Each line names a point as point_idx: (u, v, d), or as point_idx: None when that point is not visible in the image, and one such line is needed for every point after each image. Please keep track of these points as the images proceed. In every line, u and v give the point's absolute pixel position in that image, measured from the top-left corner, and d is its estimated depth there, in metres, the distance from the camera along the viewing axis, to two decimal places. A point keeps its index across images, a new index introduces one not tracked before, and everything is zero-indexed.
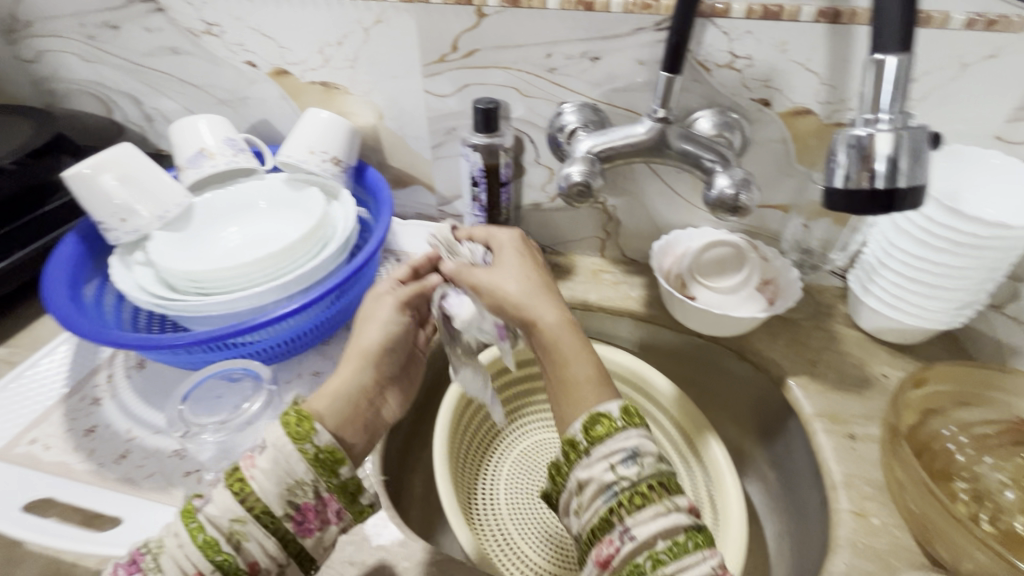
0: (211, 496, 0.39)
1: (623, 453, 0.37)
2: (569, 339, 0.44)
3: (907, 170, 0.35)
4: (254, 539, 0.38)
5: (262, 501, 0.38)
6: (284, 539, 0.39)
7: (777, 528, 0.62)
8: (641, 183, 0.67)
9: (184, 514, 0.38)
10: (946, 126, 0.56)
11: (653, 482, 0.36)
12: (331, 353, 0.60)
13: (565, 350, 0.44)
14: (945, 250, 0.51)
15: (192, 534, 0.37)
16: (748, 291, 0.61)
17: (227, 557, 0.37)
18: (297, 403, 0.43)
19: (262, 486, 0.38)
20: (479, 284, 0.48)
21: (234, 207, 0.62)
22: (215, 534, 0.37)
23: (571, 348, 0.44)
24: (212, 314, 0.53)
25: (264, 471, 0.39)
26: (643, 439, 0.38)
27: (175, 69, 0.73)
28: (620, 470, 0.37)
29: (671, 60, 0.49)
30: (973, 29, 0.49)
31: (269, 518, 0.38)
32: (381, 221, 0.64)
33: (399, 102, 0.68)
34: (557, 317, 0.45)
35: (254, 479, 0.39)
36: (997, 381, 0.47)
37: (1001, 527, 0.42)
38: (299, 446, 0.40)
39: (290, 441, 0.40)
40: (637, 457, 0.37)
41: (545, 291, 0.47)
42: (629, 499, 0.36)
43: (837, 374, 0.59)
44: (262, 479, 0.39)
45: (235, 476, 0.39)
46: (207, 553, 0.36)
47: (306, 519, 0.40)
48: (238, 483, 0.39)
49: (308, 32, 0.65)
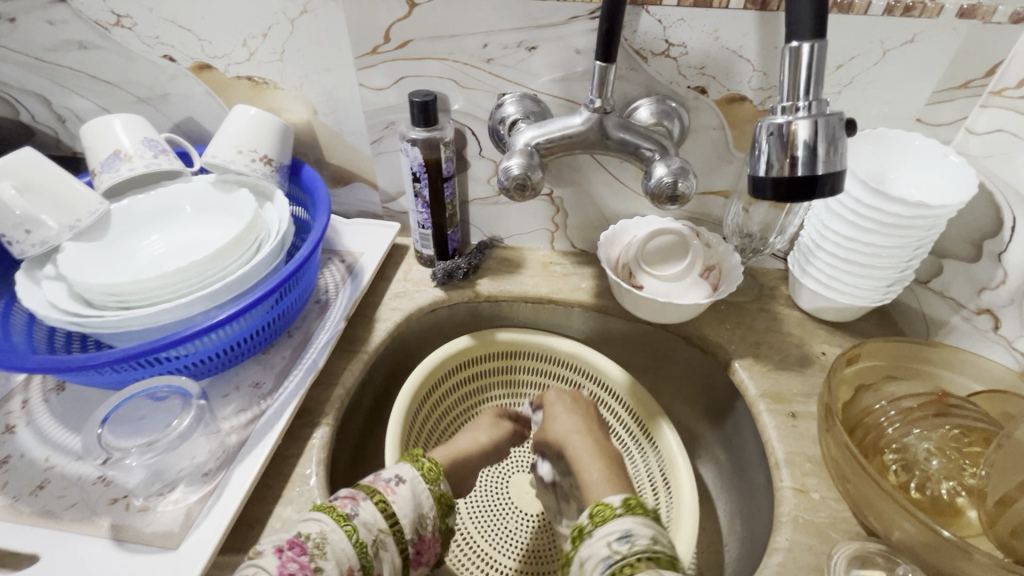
0: (358, 504, 0.44)
1: (618, 532, 0.41)
2: (587, 454, 0.52)
3: (824, 156, 0.35)
4: (389, 549, 0.44)
5: (401, 520, 0.45)
6: (401, 556, 0.45)
7: (728, 506, 0.64)
8: (585, 173, 0.66)
9: (333, 516, 0.42)
10: (871, 110, 0.57)
11: (641, 555, 0.38)
12: (270, 363, 0.57)
13: (580, 457, 0.53)
14: (873, 231, 0.53)
15: (348, 532, 0.42)
16: (692, 278, 0.62)
17: (368, 561, 0.42)
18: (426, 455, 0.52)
19: (400, 509, 0.46)
20: (553, 410, 0.60)
21: (158, 213, 0.59)
22: (366, 537, 0.43)
23: (582, 456, 0.52)
24: (136, 328, 0.49)
25: (401, 495, 0.46)
26: (638, 524, 0.41)
27: (87, 65, 0.67)
28: (614, 546, 0.40)
29: (604, 49, 0.48)
30: (893, 15, 0.51)
31: (399, 536, 0.45)
32: (318, 221, 0.61)
33: (333, 95, 0.65)
34: (579, 434, 0.55)
35: (395, 500, 0.46)
36: (924, 354, 0.50)
37: (928, 493, 0.44)
38: (431, 485, 0.49)
39: (422, 481, 0.49)
40: (630, 535, 0.40)
41: (586, 437, 0.55)
42: (620, 568, 0.38)
43: (779, 353, 0.61)
44: (402, 501, 0.46)
45: (378, 497, 0.45)
46: (359, 552, 0.42)
47: (419, 544, 0.46)
48: (381, 501, 0.45)
49: (230, 24, 0.61)
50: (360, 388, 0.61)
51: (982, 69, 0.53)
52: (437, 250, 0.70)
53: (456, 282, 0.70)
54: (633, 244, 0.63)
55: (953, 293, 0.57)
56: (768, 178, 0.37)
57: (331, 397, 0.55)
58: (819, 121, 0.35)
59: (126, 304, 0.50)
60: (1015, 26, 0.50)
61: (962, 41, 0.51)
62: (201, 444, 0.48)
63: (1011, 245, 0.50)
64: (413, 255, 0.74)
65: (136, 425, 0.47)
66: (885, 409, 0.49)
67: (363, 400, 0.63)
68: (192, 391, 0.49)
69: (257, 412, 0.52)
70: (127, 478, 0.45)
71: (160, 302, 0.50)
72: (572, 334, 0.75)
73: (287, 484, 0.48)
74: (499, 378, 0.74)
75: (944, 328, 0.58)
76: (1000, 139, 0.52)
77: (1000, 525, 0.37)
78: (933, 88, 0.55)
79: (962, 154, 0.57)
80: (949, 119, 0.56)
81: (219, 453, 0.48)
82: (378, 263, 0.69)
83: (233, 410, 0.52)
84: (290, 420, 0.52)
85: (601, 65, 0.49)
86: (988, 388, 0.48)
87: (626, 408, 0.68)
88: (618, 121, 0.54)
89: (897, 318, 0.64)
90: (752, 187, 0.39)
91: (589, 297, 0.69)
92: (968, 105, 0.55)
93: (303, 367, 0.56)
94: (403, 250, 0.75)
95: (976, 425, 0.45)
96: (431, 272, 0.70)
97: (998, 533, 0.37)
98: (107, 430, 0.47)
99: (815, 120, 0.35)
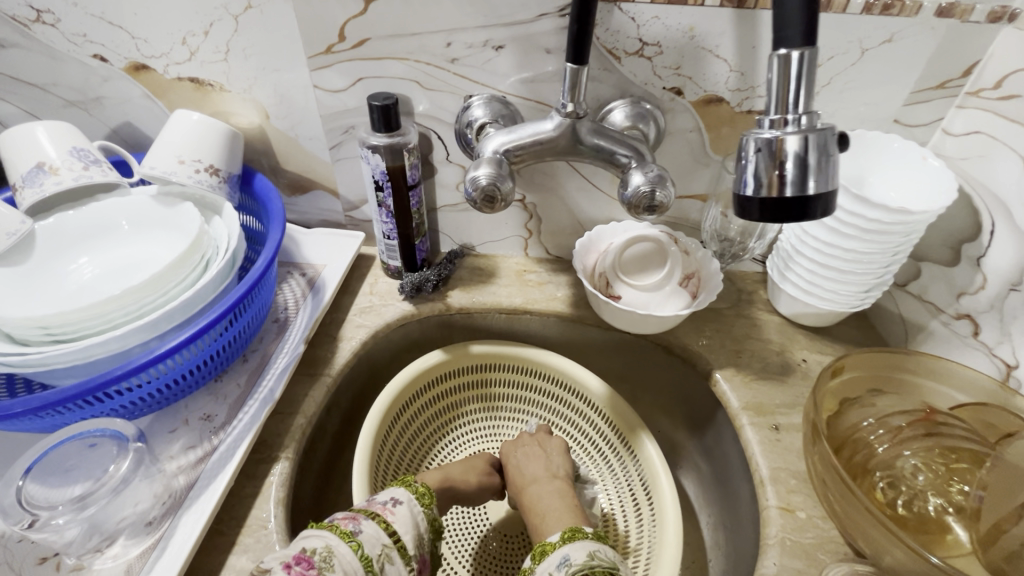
0: (359, 522, 0.43)
1: (558, 559, 0.45)
2: (533, 498, 0.56)
3: (815, 171, 0.33)
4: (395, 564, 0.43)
5: (404, 537, 0.44)
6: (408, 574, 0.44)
7: (712, 519, 0.62)
8: (559, 178, 0.63)
9: (335, 532, 0.41)
10: (849, 111, 0.56)
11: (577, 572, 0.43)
12: (223, 393, 0.52)
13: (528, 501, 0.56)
14: (854, 238, 0.52)
15: (354, 548, 0.41)
16: (671, 287, 0.59)
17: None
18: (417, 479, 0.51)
19: (402, 527, 0.45)
20: (509, 449, 0.62)
21: (92, 230, 0.55)
22: (372, 552, 0.42)
23: (532, 501, 0.56)
24: (65, 366, 0.44)
25: (399, 513, 0.46)
26: (573, 547, 0.45)
27: (8, 66, 0.61)
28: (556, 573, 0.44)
29: (575, 50, 0.44)
30: (871, 13, 0.49)
31: (404, 553, 0.44)
32: (272, 235, 0.56)
33: (285, 97, 0.60)
34: (528, 477, 0.58)
35: (393, 518, 0.45)
36: (908, 365, 0.49)
37: (915, 510, 0.43)
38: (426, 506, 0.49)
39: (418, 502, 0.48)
40: (566, 560, 0.44)
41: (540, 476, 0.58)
42: None
43: (759, 362, 0.59)
44: (400, 519, 0.46)
45: (377, 517, 0.45)
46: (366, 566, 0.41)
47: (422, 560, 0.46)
48: (381, 519, 0.45)
49: (165, 20, 0.56)
50: (324, 414, 0.57)
51: (959, 69, 0.51)
52: (404, 261, 0.66)
53: (425, 295, 0.66)
54: (609, 252, 0.61)
55: (931, 297, 0.56)
56: (756, 197, 0.35)
57: (291, 428, 0.51)
58: (810, 136, 0.33)
59: (56, 337, 0.45)
60: (993, 24, 0.48)
61: (940, 40, 0.50)
62: (143, 489, 0.44)
63: (990, 250, 0.49)
64: (379, 265, 0.70)
65: (66, 475, 0.44)
66: (874, 427, 0.48)
67: (328, 426, 0.59)
68: (129, 433, 0.45)
69: (208, 449, 0.48)
70: (59, 535, 0.40)
71: (92, 334, 0.45)
72: (548, 344, 0.72)
73: (242, 530, 0.44)
74: (476, 393, 0.70)
75: (922, 332, 0.57)
76: (978, 141, 0.51)
77: (996, 548, 0.36)
78: (911, 89, 0.53)
79: (938, 156, 0.56)
80: (926, 120, 0.55)
81: (165, 498, 0.44)
82: (341, 276, 0.65)
83: (181, 448, 0.48)
84: (245, 457, 0.47)
85: (572, 67, 0.46)
86: (975, 400, 0.47)
87: (605, 419, 0.66)
88: (592, 126, 0.51)
89: (875, 321, 0.64)
90: (739, 206, 0.37)
91: (565, 307, 0.66)
92: (945, 105, 0.54)
93: (259, 398, 0.51)
94: (368, 261, 0.71)
95: (965, 445, 0.44)
96: (398, 285, 0.66)
97: (991, 558, 0.36)
98: (30, 481, 0.43)
99: (805, 135, 0.32)
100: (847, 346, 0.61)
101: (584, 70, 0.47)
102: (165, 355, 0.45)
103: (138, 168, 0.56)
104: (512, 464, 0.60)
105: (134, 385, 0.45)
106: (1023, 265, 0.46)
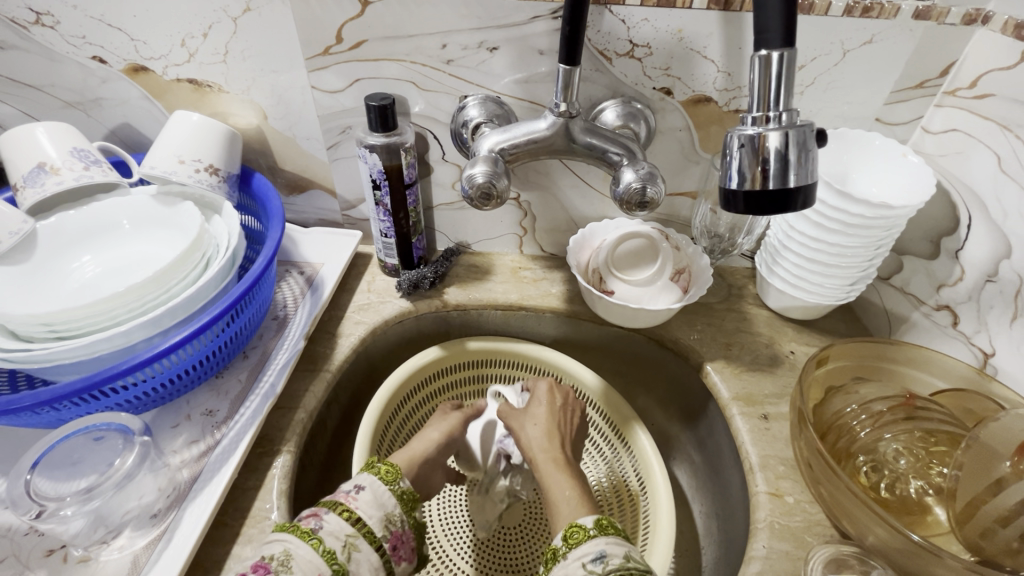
0: (322, 516, 0.41)
1: (593, 553, 0.39)
2: (560, 474, 0.50)
3: (796, 166, 0.35)
4: (361, 548, 0.41)
5: (369, 522, 0.43)
6: (381, 559, 0.42)
7: (704, 508, 0.64)
8: (553, 176, 0.65)
9: (296, 532, 0.40)
10: (832, 109, 0.58)
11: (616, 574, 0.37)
12: (225, 388, 0.53)
13: (553, 475, 0.50)
14: (838, 232, 0.53)
15: (314, 544, 0.39)
16: (663, 282, 0.61)
17: (340, 565, 0.39)
18: (375, 457, 0.49)
19: (367, 512, 0.43)
20: (543, 413, 0.57)
21: (94, 229, 0.55)
22: (333, 544, 0.40)
23: (558, 475, 0.50)
24: (67, 362, 0.45)
25: (363, 500, 0.44)
26: (610, 543, 0.40)
27: (6, 68, 0.62)
28: (590, 567, 0.39)
29: (567, 52, 0.46)
30: (852, 15, 0.51)
31: (372, 538, 0.42)
32: (272, 234, 0.57)
33: (283, 98, 0.61)
34: (557, 451, 0.53)
35: (358, 507, 0.43)
36: (889, 354, 0.51)
37: (897, 493, 0.45)
38: (391, 484, 0.46)
39: (382, 483, 0.46)
40: (603, 556, 0.39)
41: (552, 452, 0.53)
42: None
43: (749, 353, 0.61)
44: (365, 508, 0.43)
45: (340, 507, 0.43)
46: (329, 559, 0.39)
47: (396, 544, 0.44)
48: (344, 511, 0.42)
49: (164, 22, 0.57)
50: (324, 409, 0.58)
51: (937, 69, 0.53)
52: (401, 259, 0.67)
53: (422, 292, 0.67)
54: (602, 248, 0.62)
55: (913, 290, 0.58)
56: (741, 191, 0.36)
57: (292, 422, 0.52)
58: (790, 132, 0.34)
59: (58, 333, 0.45)
60: (968, 26, 0.50)
61: (918, 42, 0.52)
62: (148, 482, 0.44)
63: (968, 243, 0.51)
64: (376, 264, 0.71)
65: (72, 468, 0.45)
66: (856, 413, 0.49)
67: (328, 421, 0.60)
68: (134, 428, 0.45)
69: (210, 443, 0.48)
70: (65, 526, 0.41)
71: (95, 330, 0.46)
72: (542, 339, 0.74)
73: (247, 521, 0.45)
74: (474, 388, 0.72)
75: (905, 323, 0.59)
76: (956, 138, 0.53)
77: (971, 526, 0.38)
78: (891, 88, 0.55)
79: (918, 153, 0.58)
80: (906, 118, 0.57)
81: (169, 490, 0.45)
82: (339, 274, 0.66)
83: (184, 442, 0.49)
84: (248, 450, 0.48)
85: (564, 68, 0.47)
86: (954, 387, 0.48)
87: (602, 415, 0.67)
88: (584, 125, 0.52)
89: (860, 314, 0.65)
90: (724, 199, 0.38)
91: (560, 302, 0.68)
92: (923, 104, 0.56)
93: (260, 393, 0.52)
94: (365, 259, 0.72)
95: (944, 428, 0.46)
96: (395, 282, 0.68)
97: (968, 534, 0.39)
98: (37, 475, 0.43)
99: (786, 131, 0.34)
100: (834, 338, 0.63)
101: (577, 70, 0.48)
102: (168, 350, 0.46)
103: (138, 168, 0.57)
104: (539, 429, 0.55)
105: (134, 381, 0.46)
106: (999, 257, 0.48)
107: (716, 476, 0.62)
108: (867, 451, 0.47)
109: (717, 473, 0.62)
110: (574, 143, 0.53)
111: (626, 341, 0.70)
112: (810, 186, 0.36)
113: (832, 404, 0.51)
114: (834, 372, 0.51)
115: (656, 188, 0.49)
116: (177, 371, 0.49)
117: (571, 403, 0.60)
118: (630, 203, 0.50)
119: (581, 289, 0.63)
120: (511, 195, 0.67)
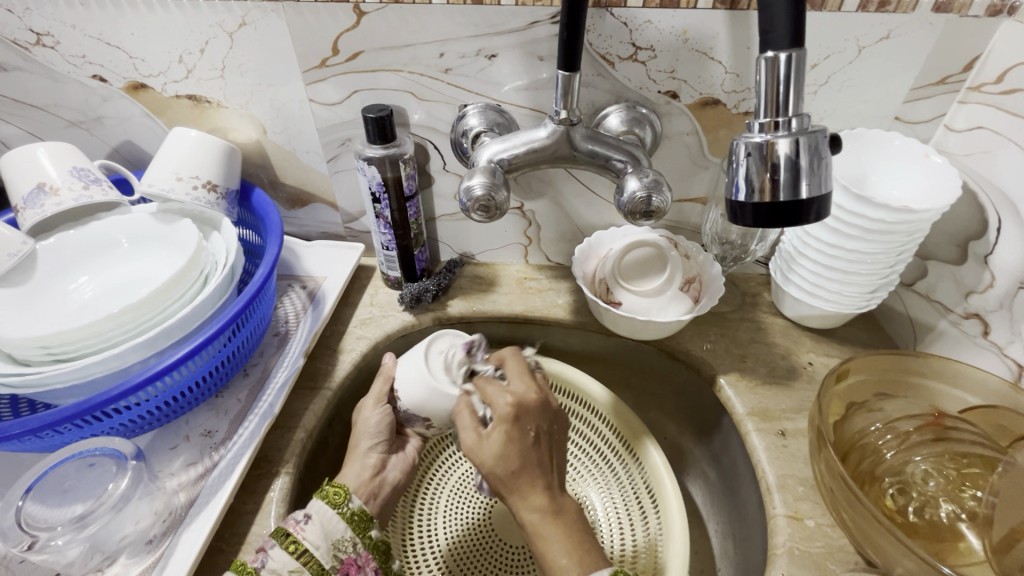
0: (267, 552, 0.41)
1: None
2: (555, 528, 0.44)
3: (807, 174, 0.33)
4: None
5: (315, 553, 0.42)
6: None
7: (720, 528, 0.62)
8: (556, 184, 0.63)
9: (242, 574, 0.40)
10: (849, 109, 0.55)
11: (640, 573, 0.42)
12: (224, 408, 0.52)
13: (546, 529, 0.44)
14: (858, 238, 0.50)
15: None
16: (672, 292, 0.58)
17: None
18: (325, 478, 0.48)
19: (313, 543, 0.43)
20: (515, 447, 0.46)
21: (93, 249, 0.56)
22: None
23: (553, 531, 0.44)
24: (62, 387, 0.44)
25: (310, 532, 0.43)
26: None
27: (11, 89, 0.62)
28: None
29: (566, 57, 0.44)
30: (866, 11, 0.48)
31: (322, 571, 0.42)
32: (270, 249, 0.56)
33: (282, 111, 0.60)
34: (542, 496, 0.45)
35: (304, 539, 0.42)
36: (915, 366, 0.48)
37: (926, 517, 0.42)
38: (339, 509, 0.46)
39: (331, 508, 0.45)
40: None
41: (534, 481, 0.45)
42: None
43: (764, 365, 0.58)
44: (310, 540, 0.42)
45: (287, 539, 0.42)
46: None
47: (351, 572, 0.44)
48: (290, 544, 0.42)
49: (163, 39, 0.56)
50: (325, 427, 0.57)
51: (960, 64, 0.50)
52: (403, 272, 0.65)
53: (425, 305, 0.66)
54: (609, 258, 0.60)
55: (939, 297, 0.55)
56: (749, 202, 0.35)
57: (292, 442, 0.51)
58: (800, 138, 0.33)
59: (55, 355, 0.45)
60: (993, 18, 0.47)
61: (939, 36, 0.49)
62: (143, 506, 0.44)
63: (997, 247, 0.48)
64: (379, 276, 0.70)
65: (64, 495, 0.44)
66: (881, 432, 0.47)
67: (331, 438, 0.59)
68: (127, 452, 0.45)
69: (208, 466, 0.48)
70: (61, 555, 0.40)
71: (90, 352, 0.45)
72: (551, 350, 0.71)
73: (242, 547, 0.44)
74: None
75: (931, 333, 0.56)
76: (982, 136, 0.50)
77: (1010, 557, 0.36)
78: (909, 86, 0.53)
79: (941, 152, 0.55)
80: (928, 117, 0.54)
81: (165, 515, 0.44)
82: (341, 288, 0.65)
83: (182, 464, 0.48)
84: (245, 473, 0.47)
85: (564, 74, 0.45)
86: (986, 402, 0.46)
87: (611, 429, 0.64)
88: (586, 132, 0.50)
89: (885, 323, 0.62)
90: (731, 211, 0.37)
91: (567, 311, 0.66)
92: (946, 101, 0.53)
93: (258, 413, 0.51)
94: (369, 272, 0.71)
95: (978, 450, 0.43)
96: (398, 296, 0.66)
97: (1004, 566, 0.36)
98: (29, 501, 0.43)
99: (796, 137, 0.33)
100: (854, 348, 0.60)
101: (577, 76, 0.46)
102: (163, 371, 0.45)
103: (138, 186, 0.56)
104: (510, 468, 0.45)
105: (132, 403, 0.45)
106: None
107: (733, 495, 0.59)
108: (888, 476, 0.45)
109: (734, 492, 0.59)
110: (579, 152, 0.51)
111: (636, 352, 0.68)
112: (814, 210, 0.34)
113: (853, 418, 0.49)
114: (855, 388, 0.49)
115: (670, 198, 0.47)
116: (176, 392, 0.48)
117: (538, 415, 0.48)
118: (639, 210, 0.47)
119: (587, 300, 0.60)
120: (515, 204, 0.65)
